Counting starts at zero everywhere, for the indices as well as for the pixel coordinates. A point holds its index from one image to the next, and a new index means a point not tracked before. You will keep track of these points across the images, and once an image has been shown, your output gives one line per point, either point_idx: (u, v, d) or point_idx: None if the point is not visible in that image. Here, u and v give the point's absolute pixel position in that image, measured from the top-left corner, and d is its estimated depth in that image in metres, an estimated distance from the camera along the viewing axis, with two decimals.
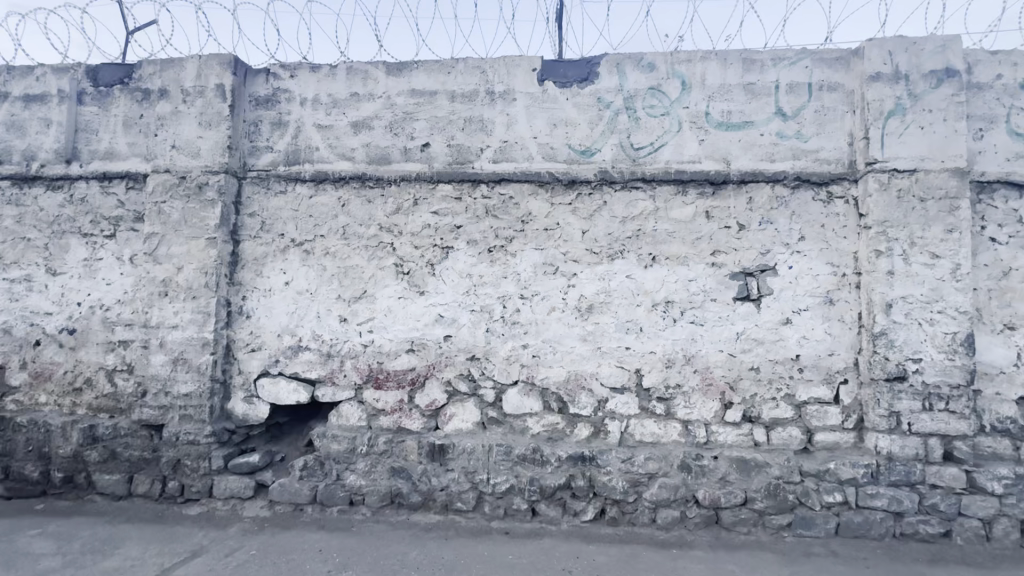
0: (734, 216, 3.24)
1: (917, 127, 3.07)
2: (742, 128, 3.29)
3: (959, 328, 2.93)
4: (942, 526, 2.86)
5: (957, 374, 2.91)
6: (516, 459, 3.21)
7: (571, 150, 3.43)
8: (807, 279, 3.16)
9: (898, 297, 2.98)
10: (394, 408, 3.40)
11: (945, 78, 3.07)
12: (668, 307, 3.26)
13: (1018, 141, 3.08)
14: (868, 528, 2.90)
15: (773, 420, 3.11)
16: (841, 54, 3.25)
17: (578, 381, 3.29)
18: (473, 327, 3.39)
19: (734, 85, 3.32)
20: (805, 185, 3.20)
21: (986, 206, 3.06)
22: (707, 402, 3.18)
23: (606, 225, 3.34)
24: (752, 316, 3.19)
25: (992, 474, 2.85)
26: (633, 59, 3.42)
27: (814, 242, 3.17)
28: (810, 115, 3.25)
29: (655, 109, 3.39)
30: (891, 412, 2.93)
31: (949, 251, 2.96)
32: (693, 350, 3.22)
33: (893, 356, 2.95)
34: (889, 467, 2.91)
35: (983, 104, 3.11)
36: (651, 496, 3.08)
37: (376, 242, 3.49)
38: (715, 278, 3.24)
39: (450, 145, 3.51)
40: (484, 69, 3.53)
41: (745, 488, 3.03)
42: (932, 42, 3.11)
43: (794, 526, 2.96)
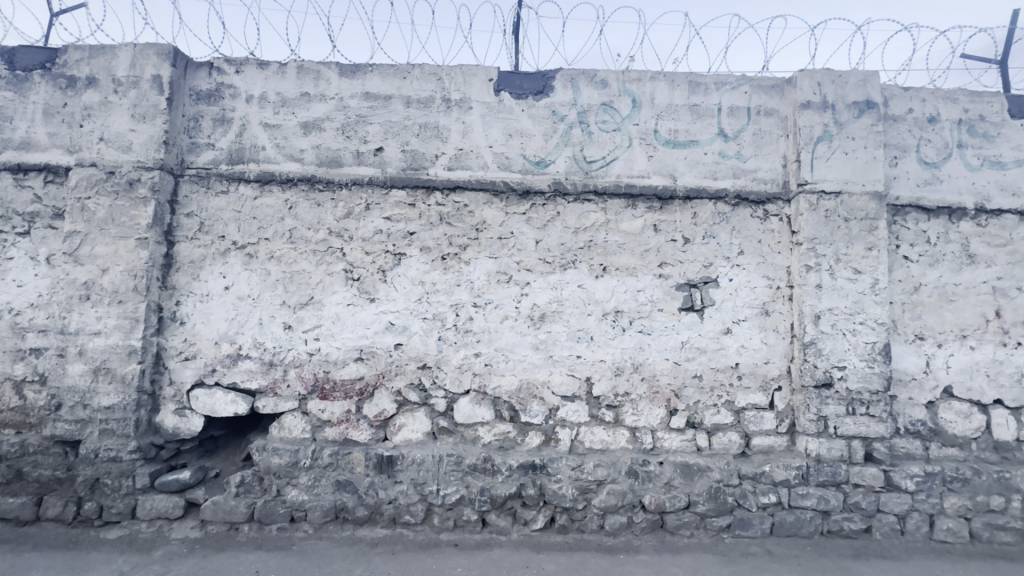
0: (680, 229, 3.39)
1: (841, 153, 3.33)
2: (688, 146, 3.45)
3: (877, 338, 3.18)
4: (864, 522, 3.08)
5: (876, 381, 3.16)
6: (466, 469, 3.18)
7: (525, 160, 3.47)
8: (746, 291, 3.35)
9: (826, 308, 3.20)
10: (340, 419, 3.28)
11: (865, 109, 3.36)
12: (617, 317, 3.35)
13: (927, 169, 3.41)
14: (799, 527, 3.08)
15: (715, 425, 3.25)
16: (776, 82, 3.49)
17: (530, 390, 3.30)
18: (424, 336, 3.34)
19: (680, 105, 3.48)
20: (743, 203, 3.40)
21: (900, 227, 3.36)
22: (653, 409, 3.28)
23: (558, 235, 3.40)
24: (696, 326, 3.33)
25: (906, 472, 3.10)
26: (587, 75, 3.53)
27: (752, 256, 3.36)
28: (749, 137, 3.46)
29: (608, 124, 3.50)
30: (820, 416, 3.14)
31: (869, 267, 3.22)
32: (641, 359, 3.32)
33: (821, 364, 3.16)
34: (818, 469, 3.11)
35: (897, 134, 3.42)
36: (599, 502, 3.14)
37: (325, 246, 3.38)
38: (661, 288, 3.36)
39: (405, 149, 3.47)
40: (440, 77, 3.52)
41: (688, 492, 3.13)
42: (855, 76, 3.39)
43: (732, 528, 3.09)
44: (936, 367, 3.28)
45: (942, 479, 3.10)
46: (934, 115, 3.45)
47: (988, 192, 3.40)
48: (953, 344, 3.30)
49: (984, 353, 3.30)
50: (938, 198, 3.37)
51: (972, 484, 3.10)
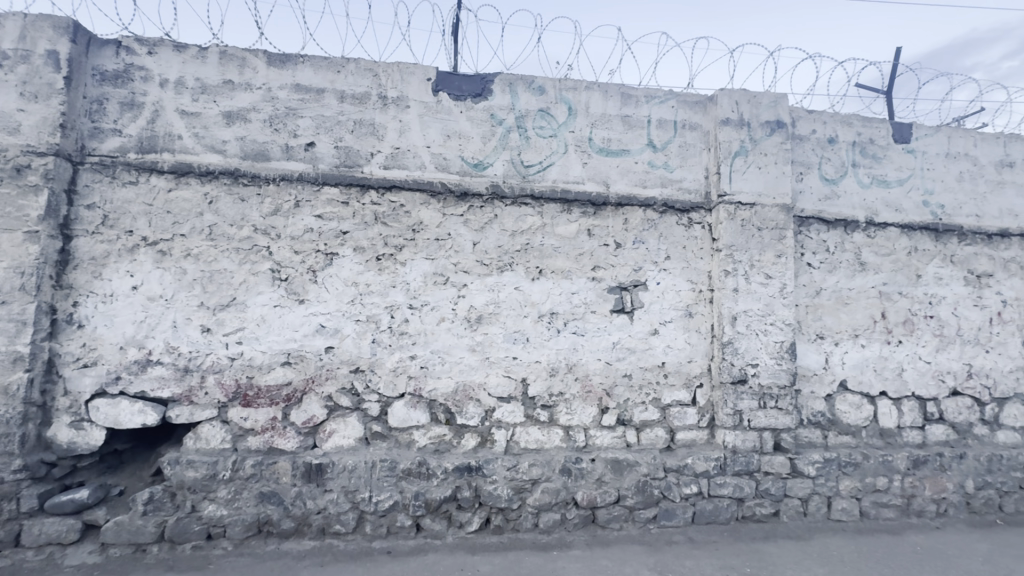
0: (612, 234, 3.53)
1: (756, 167, 3.62)
2: (620, 155, 3.61)
3: (785, 337, 3.48)
4: (773, 507, 3.35)
5: (784, 377, 3.46)
6: (400, 474, 3.11)
7: (463, 162, 3.47)
8: (671, 294, 3.54)
9: (741, 310, 3.46)
10: (265, 427, 3.10)
11: (776, 128, 3.68)
12: (552, 318, 3.43)
13: (827, 185, 3.78)
14: (717, 514, 3.30)
15: (643, 422, 3.41)
16: (700, 99, 3.73)
17: (466, 392, 3.30)
18: (358, 338, 3.24)
19: (613, 116, 3.63)
20: (670, 211, 3.60)
21: (805, 237, 3.70)
22: (586, 408, 3.38)
23: (496, 237, 3.43)
24: (626, 327, 3.48)
25: (808, 459, 3.41)
26: (525, 81, 3.59)
27: (677, 261, 3.57)
28: (676, 149, 3.67)
29: (545, 130, 3.57)
30: (736, 411, 3.38)
31: (779, 272, 3.53)
32: (575, 359, 3.42)
33: (737, 362, 3.42)
34: (734, 459, 3.35)
35: (802, 152, 3.77)
36: (534, 501, 3.19)
37: (249, 244, 3.19)
38: (594, 291, 3.48)
39: (338, 146, 3.35)
40: (377, 73, 3.44)
41: (618, 487, 3.26)
42: (768, 97, 3.70)
43: (658, 519, 3.26)
44: (833, 363, 3.64)
45: (838, 464, 3.45)
46: (833, 136, 3.83)
47: (876, 207, 3.83)
48: (848, 343, 3.68)
49: (872, 351, 3.71)
50: (836, 211, 3.75)
51: (862, 467, 3.47)
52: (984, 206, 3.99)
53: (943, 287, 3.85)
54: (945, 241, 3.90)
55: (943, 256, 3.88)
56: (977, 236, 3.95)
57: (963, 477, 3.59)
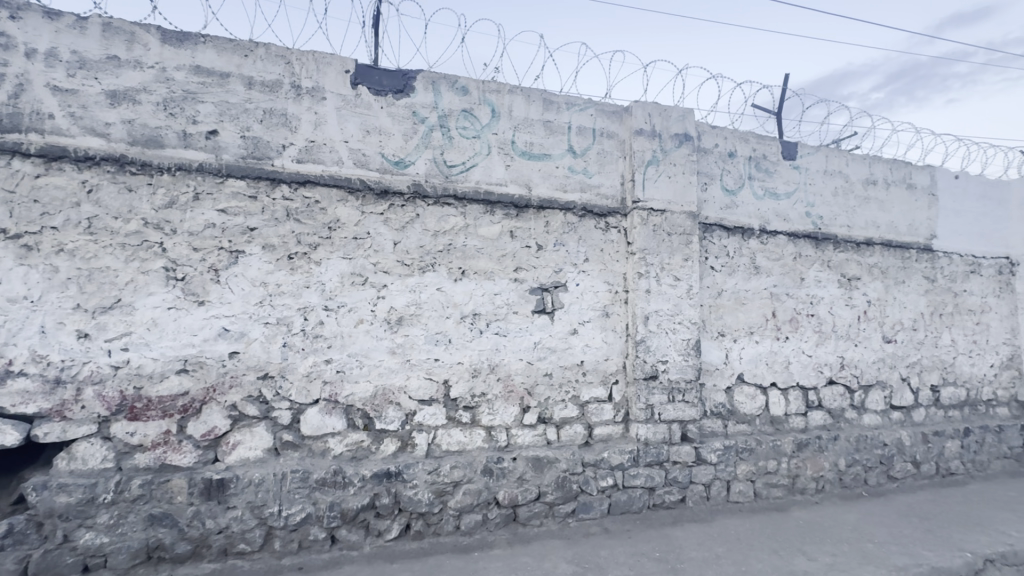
0: (534, 236, 3.60)
1: (666, 176, 3.86)
2: (542, 159, 3.69)
3: (691, 335, 3.75)
4: (680, 493, 3.59)
5: (690, 372, 3.72)
6: (313, 485, 2.95)
7: (383, 159, 3.37)
8: (590, 295, 3.68)
9: (653, 310, 3.68)
10: (156, 443, 2.81)
11: (684, 140, 3.95)
12: (475, 319, 3.43)
13: (727, 195, 4.12)
14: (631, 504, 3.47)
15: (562, 419, 3.51)
16: (616, 109, 3.91)
17: (386, 396, 3.21)
18: (266, 342, 3.03)
19: (536, 120, 3.71)
20: (589, 215, 3.74)
21: (709, 242, 4.01)
22: (508, 407, 3.42)
23: (417, 238, 3.37)
24: (547, 327, 3.57)
25: (711, 447, 3.69)
26: (448, 80, 3.56)
27: (596, 263, 3.71)
28: (594, 156, 3.82)
29: (468, 131, 3.57)
30: (648, 405, 3.59)
31: (686, 275, 3.79)
32: (497, 360, 3.44)
33: (649, 359, 3.62)
34: (646, 451, 3.54)
35: (707, 164, 4.09)
36: (455, 503, 3.16)
37: (139, 240, 2.87)
38: (516, 292, 3.53)
39: (245, 135, 3.11)
40: (289, 61, 3.24)
41: (539, 484, 3.32)
42: (678, 111, 3.97)
43: (576, 512, 3.36)
44: (732, 358, 3.98)
45: (736, 450, 3.76)
46: (733, 151, 4.19)
47: (768, 217, 4.24)
48: (744, 339, 4.04)
49: (765, 346, 4.10)
50: (735, 220, 4.11)
51: (756, 452, 3.82)
52: (854, 218, 4.56)
53: (821, 289, 4.35)
54: (823, 247, 4.40)
55: (821, 261, 4.38)
56: (848, 244, 4.51)
57: (837, 456, 4.07)
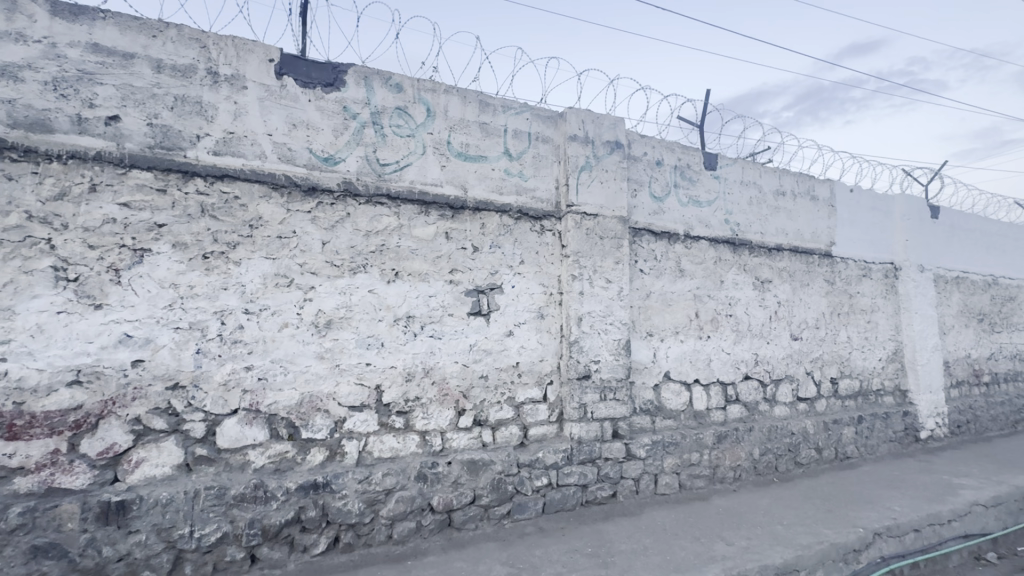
0: (470, 238, 3.58)
1: (598, 182, 3.99)
2: (477, 161, 3.67)
3: (621, 335, 3.89)
4: (611, 489, 3.71)
5: (620, 370, 3.86)
6: (231, 502, 2.73)
7: (311, 154, 3.21)
8: (525, 297, 3.72)
9: (586, 312, 3.78)
10: (41, 464, 2.48)
11: (615, 148, 4.10)
12: (409, 322, 3.35)
13: (655, 202, 4.33)
14: (564, 502, 3.54)
15: (498, 421, 3.52)
16: (551, 114, 3.99)
17: (313, 403, 3.05)
18: (177, 349, 2.79)
19: (472, 122, 3.70)
20: (524, 218, 3.78)
21: (638, 246, 4.19)
22: (443, 411, 3.37)
23: (348, 237, 3.24)
24: (482, 329, 3.56)
25: (640, 443, 3.85)
26: (382, 76, 3.46)
27: (531, 265, 3.75)
28: (530, 160, 3.86)
29: (402, 129, 3.49)
30: (581, 404, 3.68)
31: (617, 277, 3.93)
32: (432, 363, 3.39)
33: (582, 359, 3.72)
34: (579, 449, 3.62)
35: (636, 171, 4.26)
36: (387, 512, 3.06)
37: (21, 236, 2.54)
38: (452, 294, 3.49)
39: (153, 123, 2.85)
40: (205, 45, 3.01)
41: (474, 487, 3.30)
42: (610, 119, 4.11)
43: (511, 513, 3.37)
44: (659, 357, 4.18)
45: (663, 445, 3.94)
46: (660, 159, 4.41)
47: (692, 223, 4.49)
48: (670, 339, 4.26)
49: (689, 345, 4.34)
50: (662, 225, 4.32)
51: (681, 446, 4.02)
52: (767, 225, 4.94)
53: (738, 291, 4.68)
54: (740, 252, 4.74)
55: (738, 265, 4.71)
56: (761, 249, 4.88)
57: (752, 446, 4.38)
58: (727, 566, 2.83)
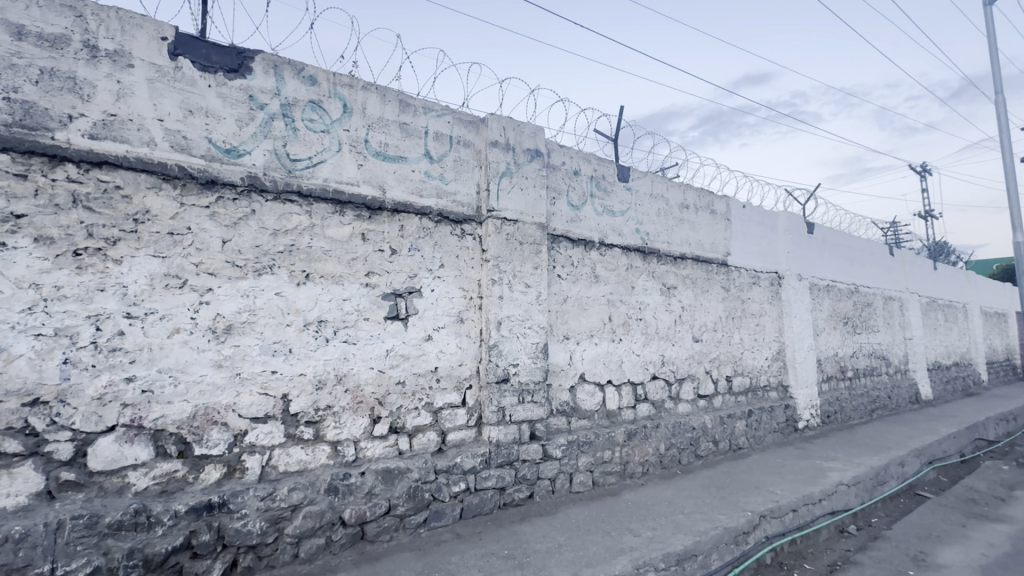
0: (387, 240, 3.48)
1: (518, 188, 4.06)
2: (396, 161, 3.59)
3: (539, 339, 3.99)
4: (527, 490, 3.78)
5: (538, 373, 3.95)
6: (104, 531, 2.38)
7: (211, 144, 2.95)
8: (444, 301, 3.68)
9: (505, 315, 3.82)
10: None
11: (535, 156, 4.21)
12: (320, 327, 3.19)
13: (573, 210, 4.49)
14: (482, 506, 3.54)
15: (415, 427, 3.45)
16: (473, 119, 4.01)
17: (208, 416, 2.79)
18: (39, 359, 2.42)
19: (391, 121, 3.61)
20: (445, 221, 3.75)
21: (556, 252, 4.32)
22: (356, 419, 3.24)
23: (252, 236, 3.01)
24: (400, 334, 3.47)
25: (556, 443, 3.95)
26: (294, 67, 3.27)
27: (451, 269, 3.73)
28: (451, 163, 3.84)
29: (315, 124, 3.32)
30: (499, 407, 3.71)
31: (536, 282, 4.01)
32: (345, 369, 3.24)
33: (501, 362, 3.75)
34: (497, 452, 3.65)
35: (555, 180, 4.40)
36: (293, 529, 2.86)
37: None
38: (368, 297, 3.37)
39: (11, 98, 2.47)
40: (82, 14, 2.66)
41: (389, 497, 3.18)
42: (530, 128, 4.21)
43: (428, 521, 3.31)
44: (575, 359, 4.33)
45: (578, 444, 4.08)
46: (577, 169, 4.59)
47: (607, 231, 4.72)
48: (585, 342, 4.43)
49: (602, 347, 4.55)
50: (579, 232, 4.49)
51: (595, 444, 4.19)
52: (672, 235, 5.31)
53: (647, 296, 4.98)
54: (649, 260, 5.06)
55: (647, 272, 5.02)
56: (667, 258, 5.24)
57: (659, 441, 4.68)
58: (634, 557, 2.98)
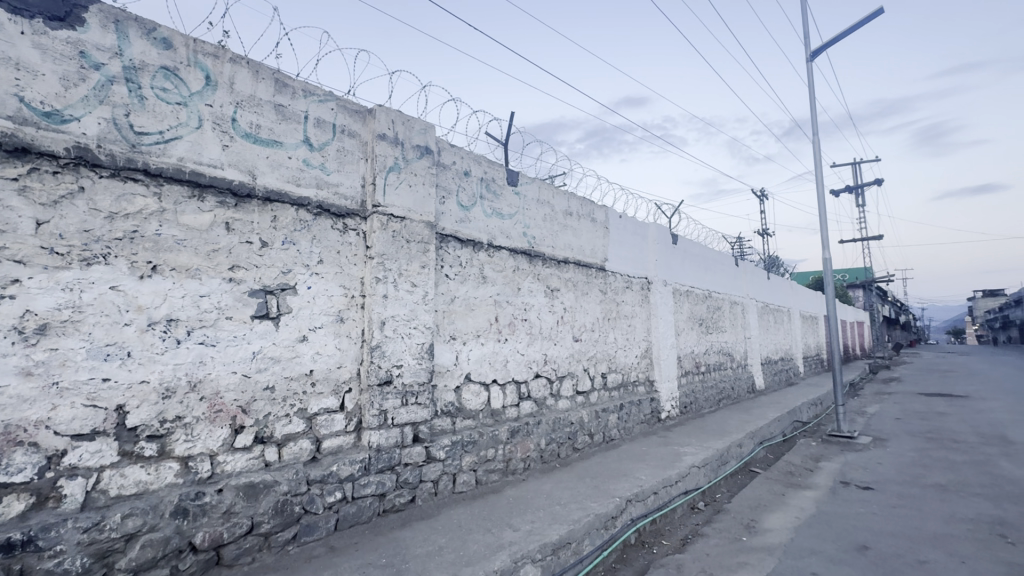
0: (257, 232, 3.16)
1: (407, 184, 3.95)
2: (269, 146, 3.27)
3: (425, 339, 3.91)
4: (409, 494, 3.68)
5: (423, 374, 3.87)
6: None
7: (23, 105, 2.43)
8: (322, 299, 3.44)
9: (389, 315, 3.69)
10: None
11: (425, 153, 4.13)
12: (170, 327, 2.79)
13: (462, 210, 4.49)
14: (360, 515, 3.36)
15: (285, 436, 3.17)
16: (359, 108, 3.81)
17: (11, 435, 2.28)
18: None
19: (265, 101, 3.29)
20: (325, 214, 3.50)
21: (444, 252, 4.29)
22: (213, 431, 2.88)
23: (79, 219, 2.54)
24: (269, 335, 3.17)
25: (440, 444, 3.91)
26: (142, 25, 2.83)
27: (331, 265, 3.50)
28: (333, 153, 3.60)
29: (169, 94, 2.90)
30: (381, 410, 3.57)
31: (423, 281, 3.94)
32: (201, 375, 2.87)
33: (384, 364, 3.61)
34: (377, 457, 3.50)
35: (445, 179, 4.36)
36: (128, 563, 2.44)
37: None
38: (231, 294, 3.02)
39: None
40: None
41: (252, 514, 2.88)
42: (420, 124, 4.13)
43: (298, 537, 3.05)
44: (461, 359, 4.34)
45: (462, 444, 4.08)
46: (467, 170, 4.61)
47: (495, 233, 4.79)
48: (472, 342, 4.46)
49: (488, 347, 4.62)
50: (468, 233, 4.50)
51: (479, 444, 4.23)
52: (557, 240, 5.58)
53: (532, 297, 5.17)
54: (534, 263, 5.25)
55: (533, 275, 5.21)
56: (552, 261, 5.50)
57: (540, 437, 4.87)
58: (513, 551, 3.06)
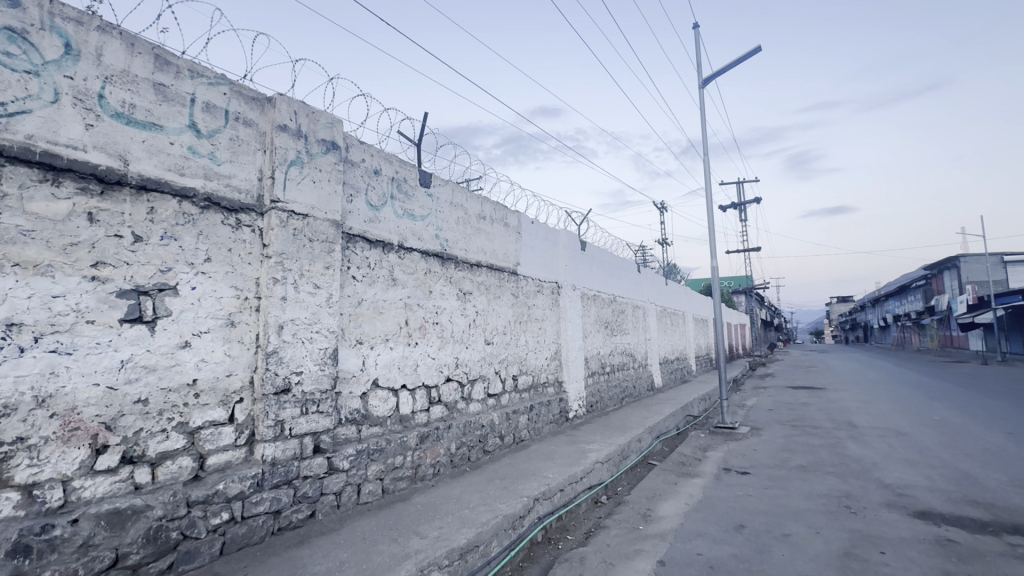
0: (129, 225, 2.80)
1: (310, 180, 3.72)
2: (146, 128, 2.92)
3: (328, 344, 3.71)
4: (308, 509, 3.45)
5: (326, 381, 3.67)
6: None
7: None
8: (209, 301, 3.13)
9: (288, 319, 3.45)
10: None
11: (331, 148, 3.93)
12: (11, 333, 2.38)
13: (371, 209, 4.33)
14: (250, 535, 3.09)
15: (161, 454, 2.83)
16: (256, 96, 3.53)
17: None
18: None
19: (142, 79, 2.93)
20: (214, 208, 3.19)
21: (351, 252, 4.10)
22: (68, 453, 2.50)
23: None
24: (143, 341, 2.81)
25: (343, 454, 3.72)
26: None
27: (220, 264, 3.19)
28: (225, 142, 3.30)
29: (15, 60, 2.48)
30: (277, 421, 3.31)
31: (326, 283, 3.73)
32: (53, 388, 2.48)
33: (281, 371, 3.37)
34: (271, 471, 3.25)
35: (352, 177, 4.18)
36: None
37: None
38: (94, 295, 2.65)
39: None
40: None
41: (117, 545, 2.53)
42: (326, 117, 3.93)
43: (175, 566, 2.73)
44: (368, 364, 4.17)
45: (368, 453, 3.92)
46: (377, 169, 4.46)
47: (406, 235, 4.68)
48: (379, 346, 4.31)
49: (397, 351, 4.49)
50: (377, 234, 4.35)
51: (386, 451, 4.09)
52: (470, 243, 5.58)
53: (444, 300, 5.12)
54: (447, 266, 5.21)
55: (444, 278, 5.16)
56: (464, 264, 5.48)
57: (450, 441, 4.82)
58: (419, 560, 2.99)
